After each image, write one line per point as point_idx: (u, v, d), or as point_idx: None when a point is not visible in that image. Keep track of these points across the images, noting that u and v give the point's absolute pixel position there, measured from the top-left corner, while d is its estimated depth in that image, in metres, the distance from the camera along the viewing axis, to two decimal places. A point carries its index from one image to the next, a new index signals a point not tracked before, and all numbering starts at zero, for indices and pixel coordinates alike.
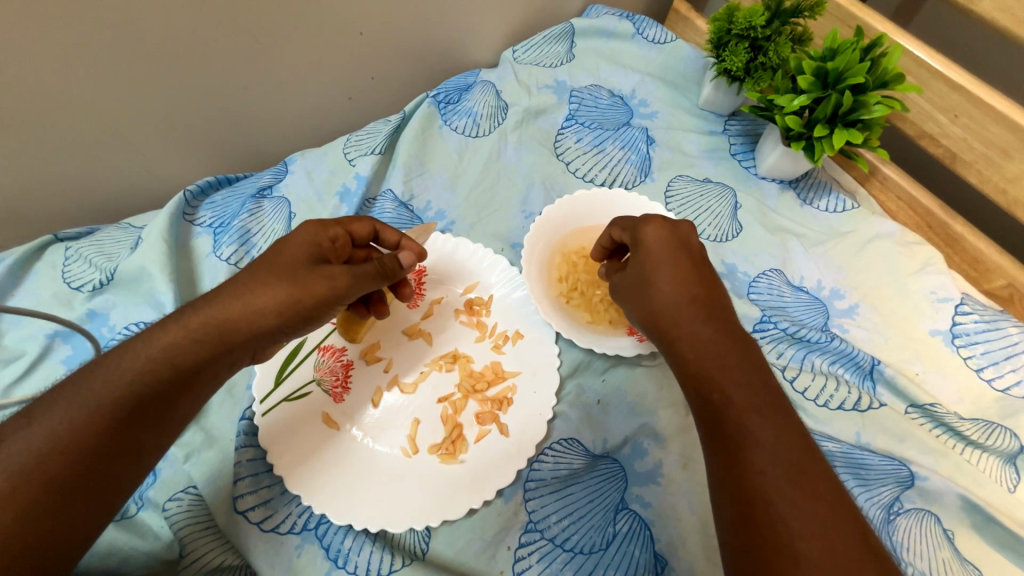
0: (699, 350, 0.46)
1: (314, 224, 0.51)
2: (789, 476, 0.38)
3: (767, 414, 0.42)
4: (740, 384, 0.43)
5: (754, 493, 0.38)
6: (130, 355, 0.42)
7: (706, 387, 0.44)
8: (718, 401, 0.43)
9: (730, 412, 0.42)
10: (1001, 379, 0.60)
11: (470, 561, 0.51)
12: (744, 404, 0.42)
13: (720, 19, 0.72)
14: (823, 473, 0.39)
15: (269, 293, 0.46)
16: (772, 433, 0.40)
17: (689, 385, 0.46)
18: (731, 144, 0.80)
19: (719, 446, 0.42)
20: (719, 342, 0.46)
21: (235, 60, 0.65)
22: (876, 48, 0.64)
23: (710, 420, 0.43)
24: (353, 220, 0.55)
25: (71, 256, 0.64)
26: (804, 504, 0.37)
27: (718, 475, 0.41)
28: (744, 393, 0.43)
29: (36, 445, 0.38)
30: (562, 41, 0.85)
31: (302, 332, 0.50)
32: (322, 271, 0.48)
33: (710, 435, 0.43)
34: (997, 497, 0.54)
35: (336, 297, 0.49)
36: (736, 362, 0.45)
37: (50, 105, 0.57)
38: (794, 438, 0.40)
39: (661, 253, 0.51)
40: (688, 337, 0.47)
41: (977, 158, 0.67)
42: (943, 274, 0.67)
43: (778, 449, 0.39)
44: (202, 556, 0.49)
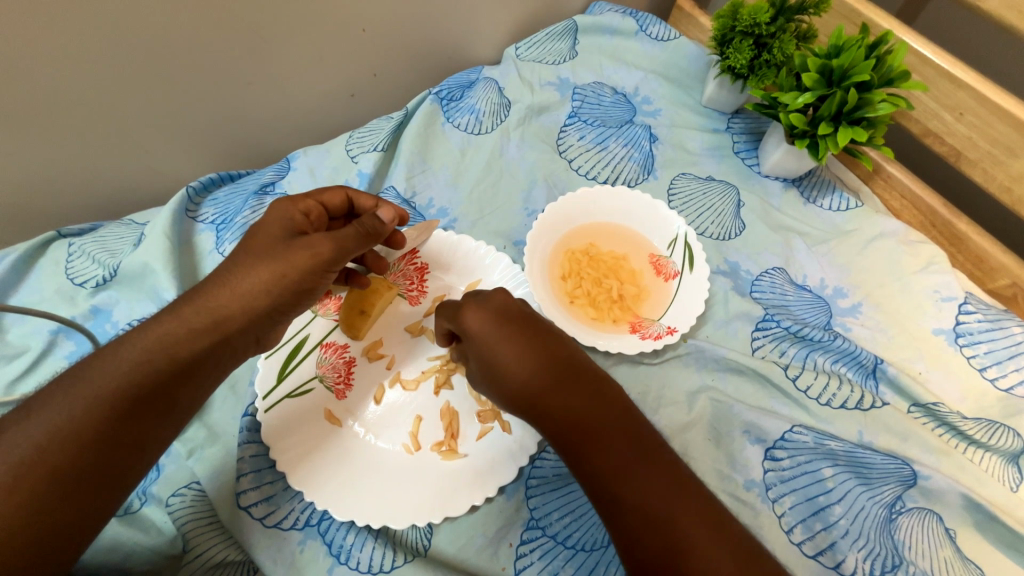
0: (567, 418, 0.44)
1: (282, 204, 0.51)
2: (690, 515, 0.40)
3: (647, 459, 0.42)
4: (619, 438, 0.43)
5: (666, 544, 0.38)
6: (126, 347, 0.42)
7: (586, 453, 0.43)
8: (600, 461, 0.42)
9: (616, 471, 0.42)
10: (1004, 379, 0.60)
11: (471, 558, 0.51)
12: (625, 459, 0.42)
13: (724, 16, 0.72)
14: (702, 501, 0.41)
15: (250, 273, 0.46)
16: (654, 481, 0.41)
17: (568, 453, 0.44)
18: (734, 142, 0.79)
19: (614, 503, 0.41)
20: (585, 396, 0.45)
21: (238, 56, 0.65)
22: (881, 45, 0.64)
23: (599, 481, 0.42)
24: (322, 192, 0.55)
25: (74, 252, 0.64)
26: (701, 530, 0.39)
27: (621, 537, 0.40)
28: (617, 446, 0.43)
29: (35, 438, 0.38)
30: (565, 38, 0.85)
31: (302, 303, 0.50)
32: (301, 241, 0.47)
33: (603, 502, 0.42)
34: (998, 496, 0.54)
35: (323, 263, 0.48)
36: (599, 416, 0.44)
37: (54, 102, 0.57)
38: (672, 476, 0.42)
39: (515, 315, 0.50)
40: (560, 404, 0.45)
41: (982, 157, 0.67)
42: (947, 273, 0.67)
43: (670, 492, 0.41)
44: (205, 551, 0.49)
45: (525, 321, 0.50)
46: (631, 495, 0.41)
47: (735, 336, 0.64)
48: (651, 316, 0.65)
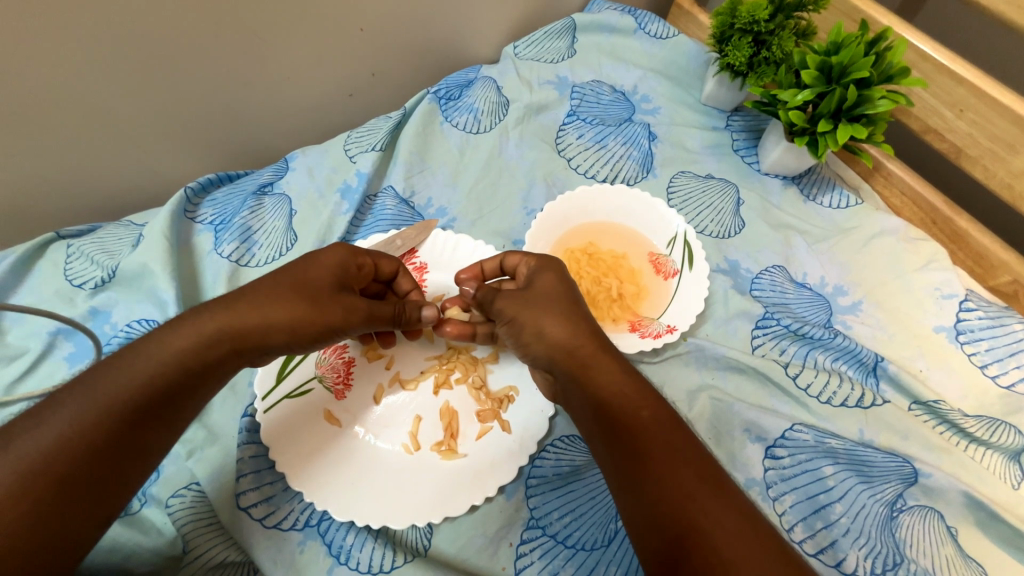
0: (604, 381, 0.45)
1: (345, 249, 0.53)
2: (713, 491, 0.38)
3: (677, 430, 0.42)
4: (648, 406, 0.43)
5: (682, 515, 0.37)
6: (141, 357, 0.42)
7: (616, 413, 0.43)
8: (629, 424, 0.42)
9: (646, 434, 0.41)
10: (1005, 376, 0.60)
11: (471, 558, 0.51)
12: (655, 427, 0.41)
13: (723, 13, 0.72)
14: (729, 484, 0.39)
15: (285, 308, 0.47)
16: (679, 451, 0.40)
17: (596, 413, 0.44)
18: (733, 140, 0.79)
19: (635, 470, 0.40)
20: (619, 364, 0.46)
21: (236, 57, 0.65)
22: (881, 42, 0.64)
23: (623, 445, 0.41)
24: (382, 255, 0.57)
25: (73, 253, 0.64)
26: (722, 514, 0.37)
27: (636, 506, 0.39)
28: (647, 412, 0.42)
29: (43, 446, 0.38)
30: (564, 37, 0.85)
31: (304, 352, 0.51)
32: (341, 301, 0.50)
33: (623, 469, 0.41)
34: (1000, 494, 0.54)
35: (348, 326, 0.51)
36: (631, 385, 0.44)
37: (51, 103, 0.57)
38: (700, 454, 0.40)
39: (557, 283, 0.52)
40: (594, 363, 0.46)
41: (983, 153, 0.67)
42: (947, 270, 0.67)
43: (696, 466, 0.39)
44: (205, 552, 0.49)
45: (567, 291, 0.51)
46: (654, 461, 0.40)
47: (735, 334, 0.64)
48: (651, 314, 0.65)
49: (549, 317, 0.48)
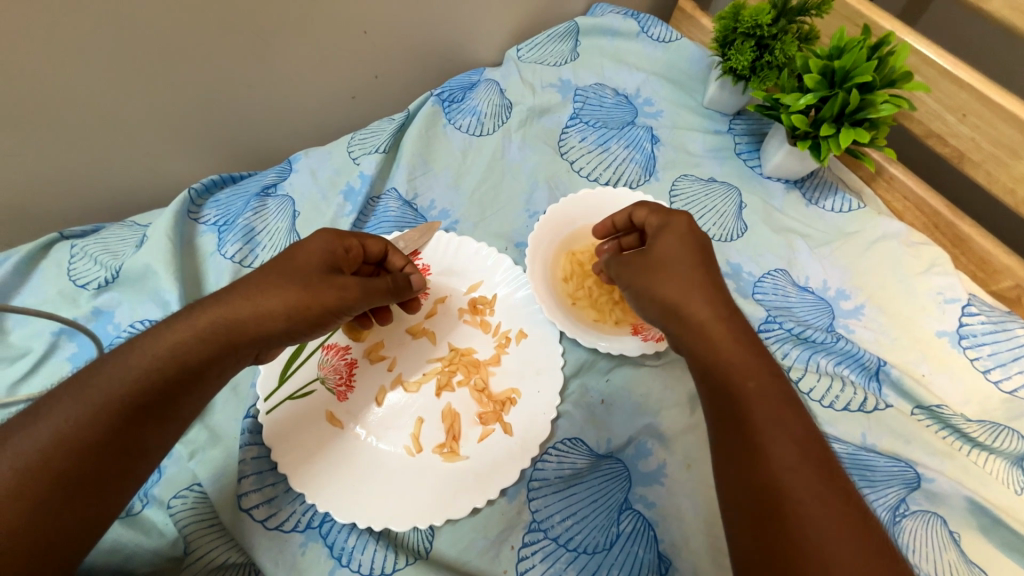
0: (715, 340, 0.45)
1: (329, 233, 0.52)
2: (818, 475, 0.37)
3: (790, 410, 0.41)
4: (766, 378, 0.43)
5: (780, 492, 0.37)
6: (137, 353, 0.42)
7: (730, 379, 0.43)
8: (741, 392, 0.42)
9: (757, 406, 0.41)
10: (1008, 381, 0.60)
11: (472, 560, 0.51)
12: (768, 401, 0.41)
13: (725, 17, 0.72)
14: (839, 473, 0.39)
15: (280, 295, 0.46)
16: (791, 430, 0.40)
17: (705, 376, 0.45)
18: (736, 143, 0.79)
19: (739, 440, 0.40)
20: (736, 330, 0.46)
21: (240, 59, 0.65)
22: (883, 46, 0.64)
23: (731, 414, 0.42)
24: (368, 236, 0.56)
25: (76, 253, 0.64)
26: (825, 498, 0.36)
27: (735, 475, 0.39)
28: (765, 386, 0.42)
29: (42, 443, 0.38)
30: (567, 40, 0.85)
31: (308, 338, 0.51)
32: (333, 281, 0.49)
33: (728, 438, 0.41)
34: (1003, 499, 0.54)
35: (346, 306, 0.50)
36: (749, 354, 0.44)
37: (56, 104, 0.58)
38: (813, 438, 0.40)
39: (688, 242, 0.51)
40: (711, 325, 0.46)
41: (985, 158, 0.67)
42: (950, 275, 0.67)
43: (804, 450, 0.39)
44: (207, 553, 0.49)
45: (700, 251, 0.51)
46: (760, 434, 0.39)
47: None
48: None
49: (669, 268, 0.50)
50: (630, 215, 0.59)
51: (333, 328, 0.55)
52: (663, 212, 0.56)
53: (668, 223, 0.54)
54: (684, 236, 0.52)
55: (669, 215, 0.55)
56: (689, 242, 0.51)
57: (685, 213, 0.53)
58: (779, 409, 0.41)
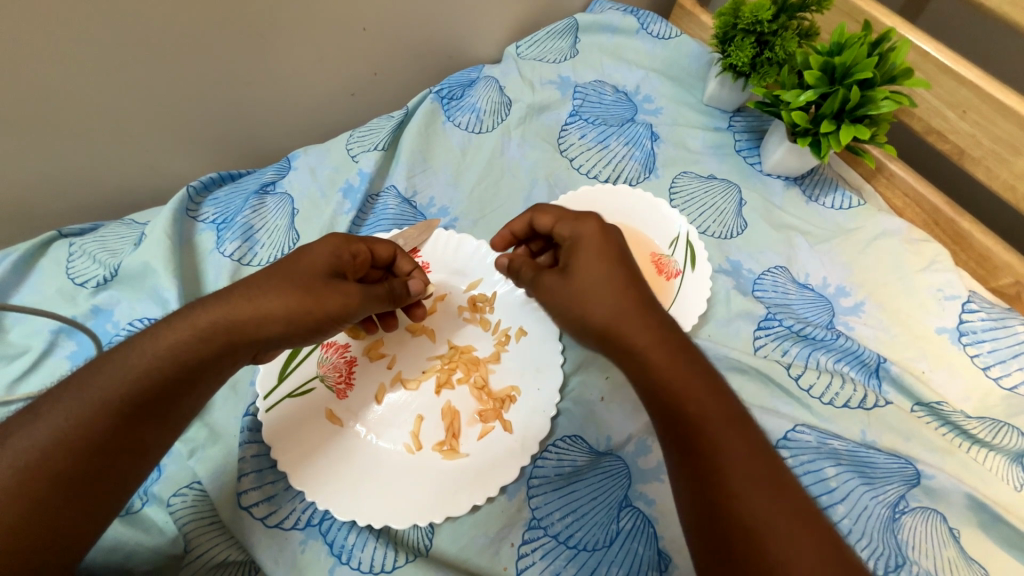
0: (656, 362, 0.44)
1: (338, 238, 0.52)
2: (767, 491, 0.38)
3: (734, 424, 0.41)
4: (707, 395, 0.43)
5: (734, 515, 0.38)
6: (136, 352, 0.42)
7: (673, 404, 0.43)
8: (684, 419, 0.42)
9: (702, 427, 0.41)
10: (1008, 378, 0.60)
11: (472, 558, 0.51)
12: (713, 423, 0.41)
13: (725, 14, 0.72)
14: (787, 476, 0.40)
15: (281, 298, 0.46)
16: (738, 448, 0.40)
17: (651, 407, 0.44)
18: (736, 140, 0.79)
19: (692, 474, 0.40)
20: (671, 346, 0.45)
21: (238, 57, 0.65)
22: (884, 42, 0.64)
23: (680, 445, 0.42)
24: (376, 240, 0.56)
25: (75, 251, 0.64)
26: (774, 511, 0.37)
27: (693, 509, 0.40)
28: (705, 404, 0.42)
29: (41, 442, 0.38)
30: (566, 37, 0.85)
31: (307, 343, 0.50)
32: (337, 286, 0.49)
33: (680, 461, 0.41)
34: (1003, 496, 0.54)
35: (347, 311, 0.50)
36: (685, 370, 0.44)
37: (53, 102, 0.57)
38: (757, 448, 0.41)
39: (602, 254, 0.50)
40: (648, 350, 0.45)
41: (985, 154, 0.66)
42: (950, 272, 0.66)
43: (751, 463, 0.39)
44: (206, 551, 0.49)
45: (615, 265, 0.50)
46: (712, 459, 0.40)
47: (737, 335, 0.64)
48: None
49: (596, 284, 0.49)
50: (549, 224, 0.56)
51: (335, 332, 0.54)
52: (572, 219, 0.55)
53: (580, 233, 0.53)
54: (602, 247, 0.51)
55: (582, 225, 0.53)
56: (605, 257, 0.50)
57: (593, 220, 0.53)
58: (723, 427, 0.41)
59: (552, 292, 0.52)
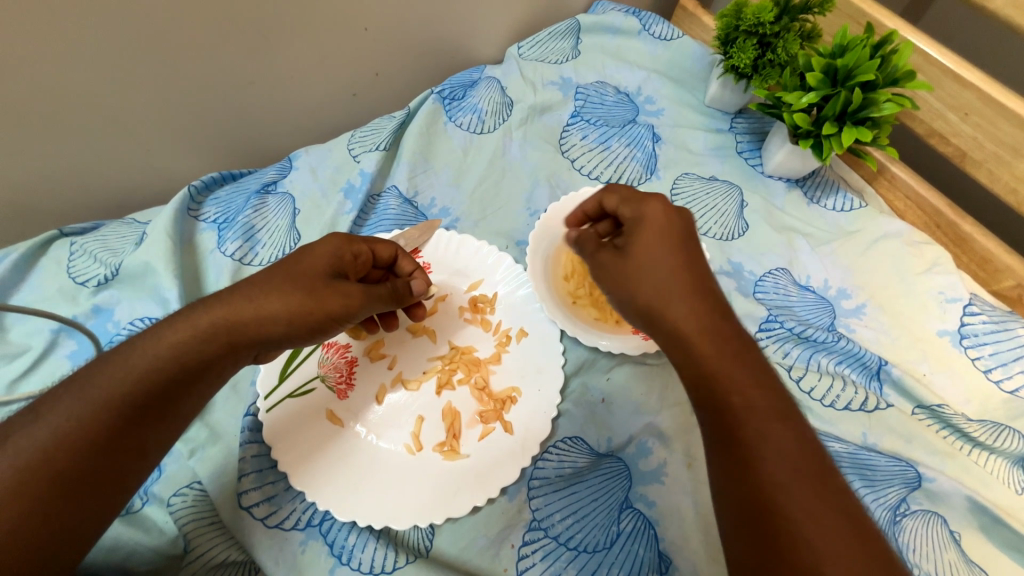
0: (702, 346, 0.42)
1: (340, 238, 0.52)
2: (812, 491, 0.35)
3: (784, 419, 0.39)
4: (756, 386, 0.40)
5: (774, 510, 0.35)
6: (137, 352, 0.42)
7: (717, 389, 0.40)
8: (726, 397, 0.40)
9: (747, 417, 0.38)
10: (1009, 381, 0.60)
11: (472, 559, 0.51)
12: (759, 412, 0.39)
13: (727, 15, 0.72)
14: (837, 479, 0.37)
15: (282, 299, 0.46)
16: (786, 439, 0.37)
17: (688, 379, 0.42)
18: (737, 142, 0.79)
19: (727, 453, 0.38)
20: (725, 333, 0.42)
21: (239, 56, 0.65)
22: (886, 45, 0.64)
23: (716, 424, 0.40)
24: (377, 241, 0.56)
25: (76, 250, 0.64)
26: (817, 511, 0.34)
27: (725, 487, 0.38)
28: (756, 390, 0.40)
29: (42, 442, 0.38)
30: (568, 37, 0.85)
31: (308, 344, 0.50)
32: (338, 288, 0.49)
33: (720, 448, 0.39)
34: (1003, 499, 0.54)
35: (348, 312, 0.50)
36: (738, 354, 0.41)
37: (54, 101, 0.57)
38: (807, 445, 0.38)
39: (661, 235, 0.47)
40: (694, 330, 0.42)
41: (987, 157, 0.66)
42: (952, 274, 0.66)
43: (797, 459, 0.36)
44: (206, 551, 0.49)
45: (678, 240, 0.47)
46: (753, 449, 0.37)
47: None
48: None
49: (649, 262, 0.46)
50: (607, 204, 0.54)
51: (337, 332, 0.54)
52: (634, 200, 0.51)
53: (642, 213, 0.49)
54: (662, 227, 0.48)
55: (644, 201, 0.50)
56: (665, 229, 0.47)
57: (658, 200, 0.49)
58: (771, 420, 0.38)
59: (607, 269, 0.49)
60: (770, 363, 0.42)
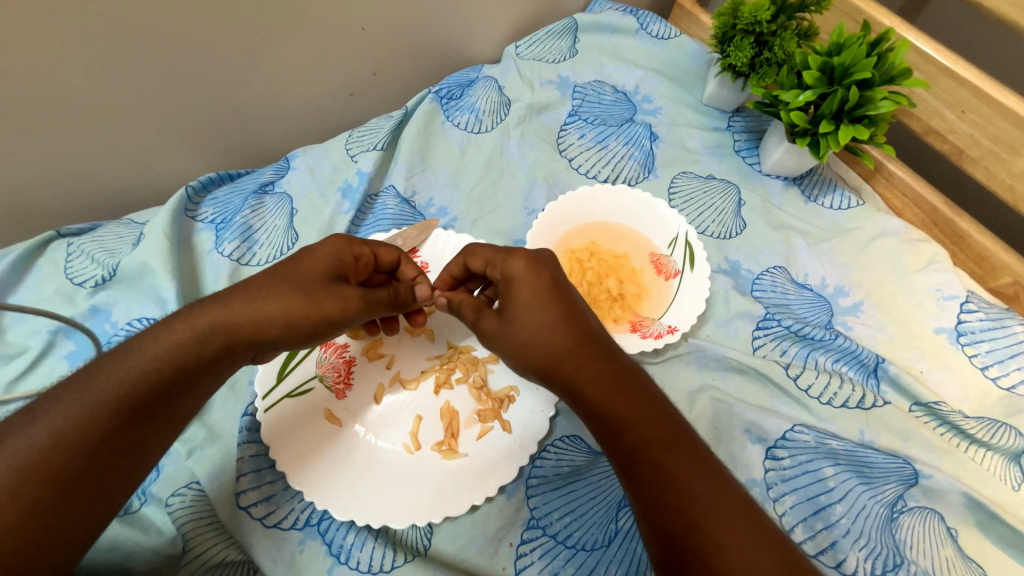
0: (597, 397, 0.43)
1: (342, 239, 0.52)
2: (720, 510, 0.38)
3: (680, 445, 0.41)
4: (648, 421, 0.42)
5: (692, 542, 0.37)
6: (136, 352, 0.42)
7: (616, 435, 0.42)
8: (630, 444, 0.41)
9: (645, 455, 0.40)
10: (1006, 377, 0.60)
11: (470, 558, 0.51)
12: (657, 445, 0.41)
13: (724, 14, 0.72)
14: (734, 488, 0.39)
15: (279, 301, 0.46)
16: (688, 468, 0.39)
17: (598, 433, 0.44)
18: (735, 140, 0.79)
19: (645, 500, 0.39)
20: (611, 376, 0.43)
21: (236, 55, 0.65)
22: (883, 42, 0.64)
23: (628, 471, 0.41)
24: (380, 244, 0.56)
25: (73, 252, 0.64)
26: (728, 531, 0.37)
27: (651, 533, 0.39)
28: (650, 427, 0.41)
29: (39, 442, 0.38)
30: (566, 36, 0.85)
31: (306, 347, 0.50)
32: (336, 290, 0.48)
33: (635, 491, 0.40)
34: (1001, 495, 0.54)
35: (346, 316, 0.49)
36: (631, 399, 0.43)
37: (51, 101, 0.57)
38: (706, 468, 0.40)
39: (537, 288, 0.47)
40: (589, 382, 0.43)
41: (984, 154, 0.66)
42: (948, 272, 0.67)
43: (701, 483, 0.39)
44: (205, 551, 0.49)
45: (554, 289, 0.47)
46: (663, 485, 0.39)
47: (736, 334, 0.64)
48: (652, 315, 0.64)
49: (531, 323, 0.46)
50: (467, 261, 0.53)
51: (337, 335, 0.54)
52: (498, 259, 0.50)
53: (507, 272, 0.48)
54: (530, 284, 0.47)
55: (505, 256, 0.49)
56: (540, 285, 0.47)
57: (520, 256, 0.48)
58: (668, 451, 0.40)
59: (495, 338, 0.48)
60: (657, 392, 0.44)
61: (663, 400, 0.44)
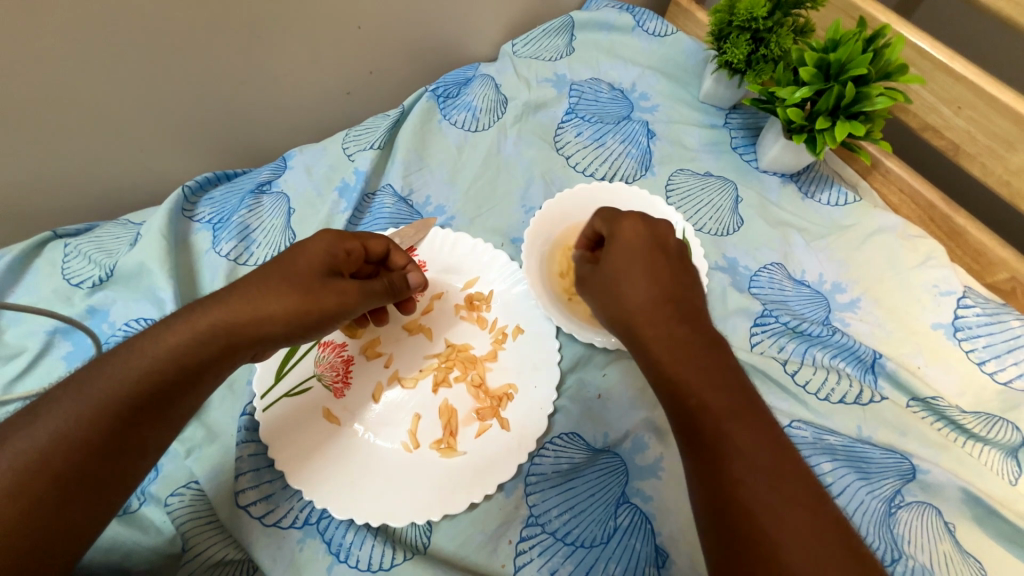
0: (664, 353, 0.45)
1: (332, 234, 0.51)
2: (772, 482, 0.38)
3: (748, 413, 0.41)
4: (718, 387, 0.42)
5: (738, 503, 0.37)
6: (136, 354, 0.42)
7: (679, 392, 0.43)
8: (693, 401, 0.42)
9: (705, 417, 0.41)
10: (1003, 373, 0.60)
11: (470, 555, 0.51)
12: (721, 409, 0.41)
13: (720, 11, 0.72)
14: (797, 466, 0.39)
15: (280, 300, 0.46)
16: (751, 439, 0.40)
17: (662, 390, 0.45)
18: (732, 137, 0.79)
19: (699, 456, 0.41)
20: (686, 338, 0.45)
21: (232, 55, 0.64)
22: (879, 39, 0.64)
23: (688, 430, 0.42)
24: (369, 236, 0.55)
25: (70, 252, 0.64)
26: (777, 499, 0.37)
27: (698, 487, 0.40)
28: (718, 392, 0.42)
29: (40, 444, 0.38)
30: (562, 34, 0.85)
31: (304, 341, 0.51)
32: (334, 286, 0.49)
33: (690, 447, 0.42)
34: (998, 490, 0.54)
35: (344, 310, 0.51)
36: (707, 362, 0.44)
37: (47, 101, 0.57)
38: (772, 441, 0.40)
39: (634, 250, 0.51)
40: (659, 339, 0.46)
41: (980, 150, 0.67)
42: (945, 267, 0.67)
43: (761, 452, 0.39)
44: (204, 550, 0.49)
45: (649, 254, 0.51)
46: (722, 444, 0.40)
47: (734, 331, 0.64)
48: None
49: (623, 279, 0.50)
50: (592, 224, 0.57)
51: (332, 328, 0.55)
52: (609, 221, 0.55)
53: (614, 232, 0.53)
54: (631, 243, 0.52)
55: (617, 219, 0.54)
56: (638, 249, 0.51)
57: (630, 218, 0.53)
58: (732, 417, 0.41)
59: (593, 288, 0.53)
60: (733, 363, 0.44)
61: (738, 372, 0.44)
